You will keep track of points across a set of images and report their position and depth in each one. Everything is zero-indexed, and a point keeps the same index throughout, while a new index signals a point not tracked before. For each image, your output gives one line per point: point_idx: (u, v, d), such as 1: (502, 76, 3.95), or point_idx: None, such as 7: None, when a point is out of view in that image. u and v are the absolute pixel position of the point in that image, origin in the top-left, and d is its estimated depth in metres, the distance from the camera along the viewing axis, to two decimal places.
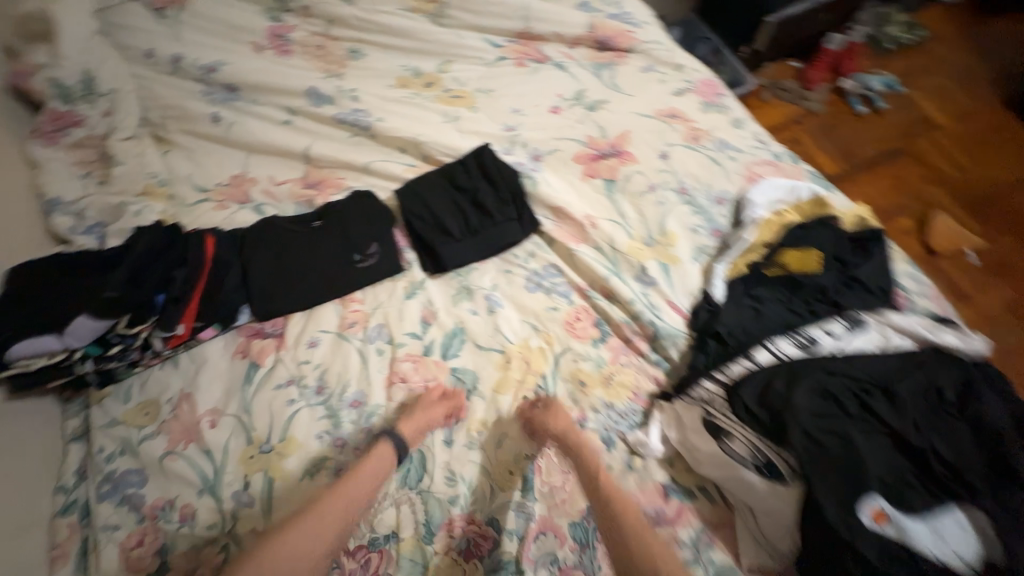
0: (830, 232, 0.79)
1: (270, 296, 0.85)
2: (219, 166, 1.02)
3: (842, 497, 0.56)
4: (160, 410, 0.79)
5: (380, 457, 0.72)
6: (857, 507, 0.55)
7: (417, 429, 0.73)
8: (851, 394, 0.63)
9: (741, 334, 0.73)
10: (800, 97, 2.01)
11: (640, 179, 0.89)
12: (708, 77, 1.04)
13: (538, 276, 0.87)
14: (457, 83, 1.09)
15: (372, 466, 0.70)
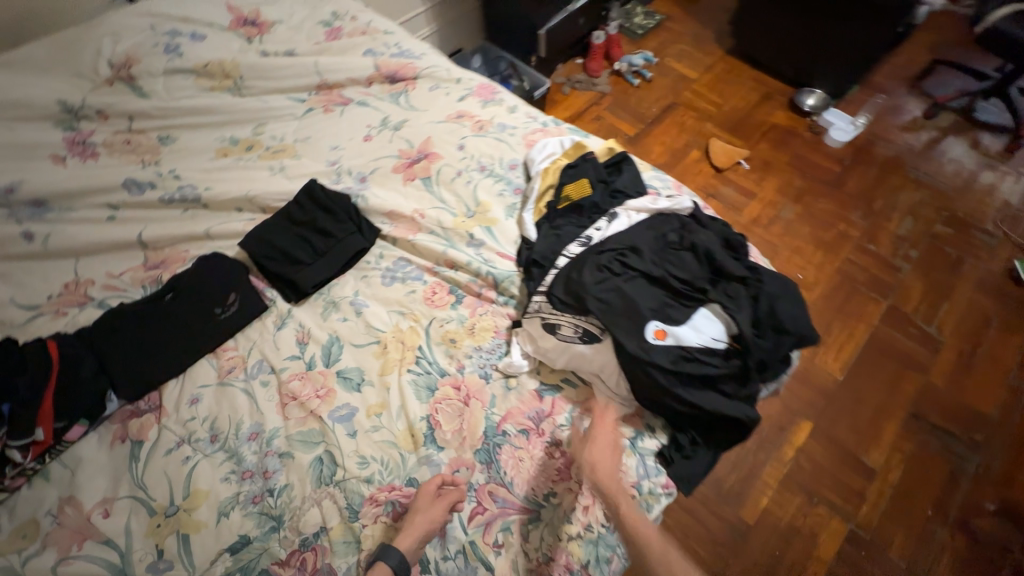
0: (591, 163, 1.04)
1: (135, 375, 0.86)
2: (47, 279, 1.00)
3: (631, 331, 0.78)
4: (40, 527, 0.75)
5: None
6: (639, 332, 0.78)
7: (416, 539, 0.71)
8: (618, 262, 0.84)
9: (549, 253, 0.92)
10: (591, 84, 2.45)
11: (449, 169, 1.08)
12: (483, 81, 1.28)
13: (392, 272, 1.00)
14: (274, 139, 1.20)
15: None
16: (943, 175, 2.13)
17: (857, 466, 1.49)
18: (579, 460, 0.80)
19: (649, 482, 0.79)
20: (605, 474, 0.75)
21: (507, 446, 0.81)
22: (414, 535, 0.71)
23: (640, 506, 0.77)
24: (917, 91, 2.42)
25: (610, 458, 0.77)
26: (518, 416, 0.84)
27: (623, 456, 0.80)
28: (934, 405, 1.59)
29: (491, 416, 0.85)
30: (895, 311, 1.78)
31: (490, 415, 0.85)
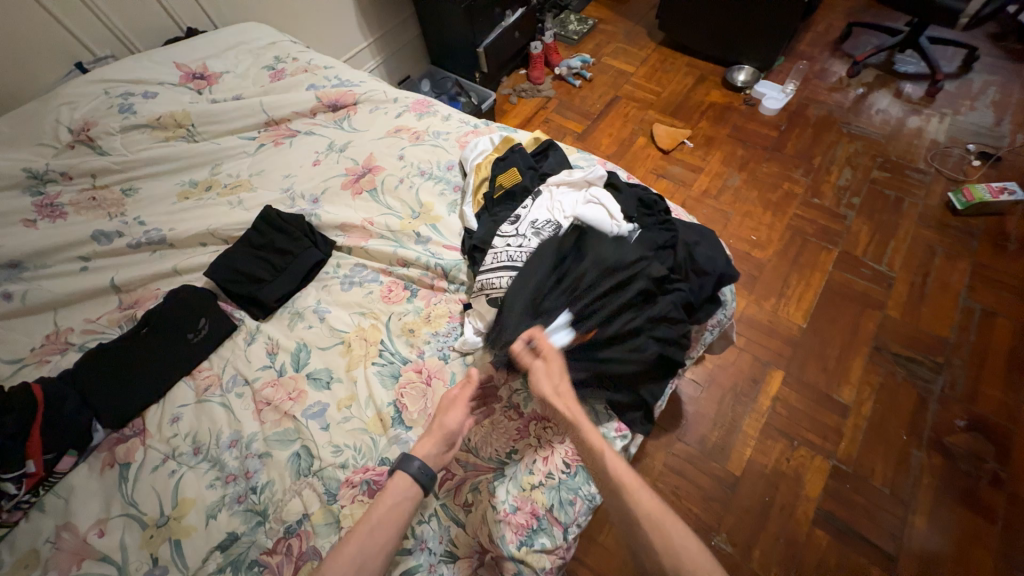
0: (519, 153, 1.13)
1: (118, 403, 0.92)
2: (27, 332, 1.06)
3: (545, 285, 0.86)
4: (40, 555, 0.80)
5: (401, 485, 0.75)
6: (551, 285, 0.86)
7: (438, 442, 0.80)
8: (534, 230, 0.93)
9: (487, 236, 1.01)
10: (536, 91, 2.59)
11: (392, 178, 1.17)
12: (418, 98, 1.39)
13: (350, 278, 1.08)
14: (230, 177, 1.29)
15: (394, 492, 0.74)
16: (874, 126, 2.26)
17: (830, 403, 1.55)
18: (537, 417, 0.87)
19: None
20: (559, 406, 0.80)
21: None
22: (434, 441, 0.80)
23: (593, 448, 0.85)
24: (840, 54, 2.58)
25: (559, 381, 0.82)
26: None
27: None
28: (894, 336, 1.67)
29: None
30: (847, 256, 1.87)
31: None
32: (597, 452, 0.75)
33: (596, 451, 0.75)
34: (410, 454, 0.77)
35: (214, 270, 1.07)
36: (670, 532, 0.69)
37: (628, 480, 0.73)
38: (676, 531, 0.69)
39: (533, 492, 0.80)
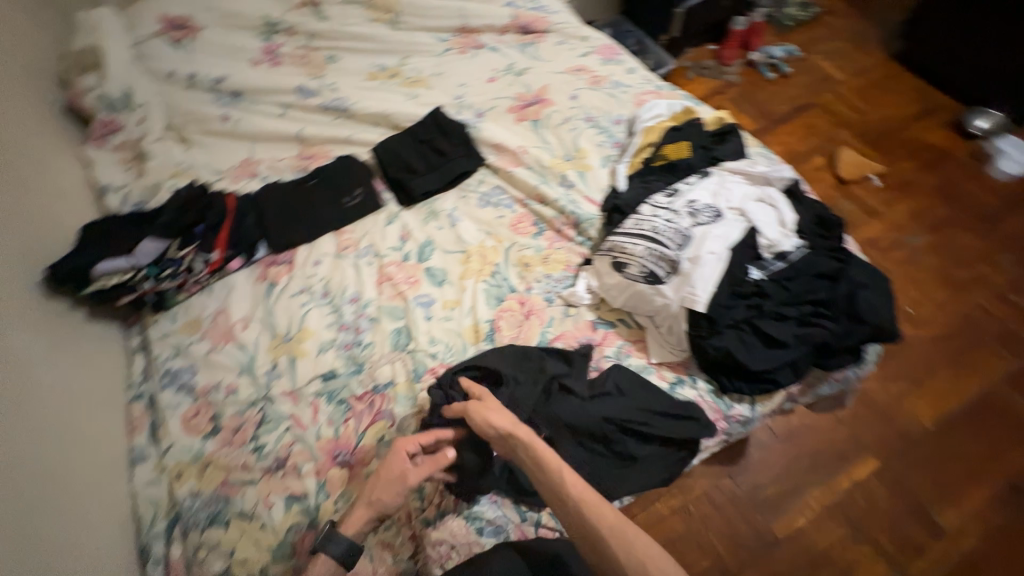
0: (695, 129, 1.06)
1: (280, 233, 1.09)
2: (231, 153, 1.28)
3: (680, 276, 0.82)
4: (202, 324, 1.00)
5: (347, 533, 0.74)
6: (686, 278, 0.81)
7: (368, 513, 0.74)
8: (689, 212, 0.86)
9: (633, 202, 0.98)
10: (718, 73, 2.31)
11: (558, 115, 1.17)
12: (607, 42, 1.33)
13: (487, 197, 1.13)
14: (414, 71, 1.37)
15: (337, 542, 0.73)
16: None
17: (930, 524, 1.31)
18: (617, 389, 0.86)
19: (680, 426, 0.83)
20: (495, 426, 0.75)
21: None
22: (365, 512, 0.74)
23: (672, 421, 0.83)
24: None
25: (492, 412, 0.77)
26: (570, 338, 0.93)
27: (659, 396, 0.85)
28: None
29: (546, 332, 0.94)
30: None
31: (546, 332, 0.94)
32: (545, 466, 0.72)
33: (547, 464, 0.72)
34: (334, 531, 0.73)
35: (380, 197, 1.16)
36: (632, 542, 0.65)
37: (581, 491, 0.69)
38: (639, 540, 0.65)
39: (592, 457, 0.82)
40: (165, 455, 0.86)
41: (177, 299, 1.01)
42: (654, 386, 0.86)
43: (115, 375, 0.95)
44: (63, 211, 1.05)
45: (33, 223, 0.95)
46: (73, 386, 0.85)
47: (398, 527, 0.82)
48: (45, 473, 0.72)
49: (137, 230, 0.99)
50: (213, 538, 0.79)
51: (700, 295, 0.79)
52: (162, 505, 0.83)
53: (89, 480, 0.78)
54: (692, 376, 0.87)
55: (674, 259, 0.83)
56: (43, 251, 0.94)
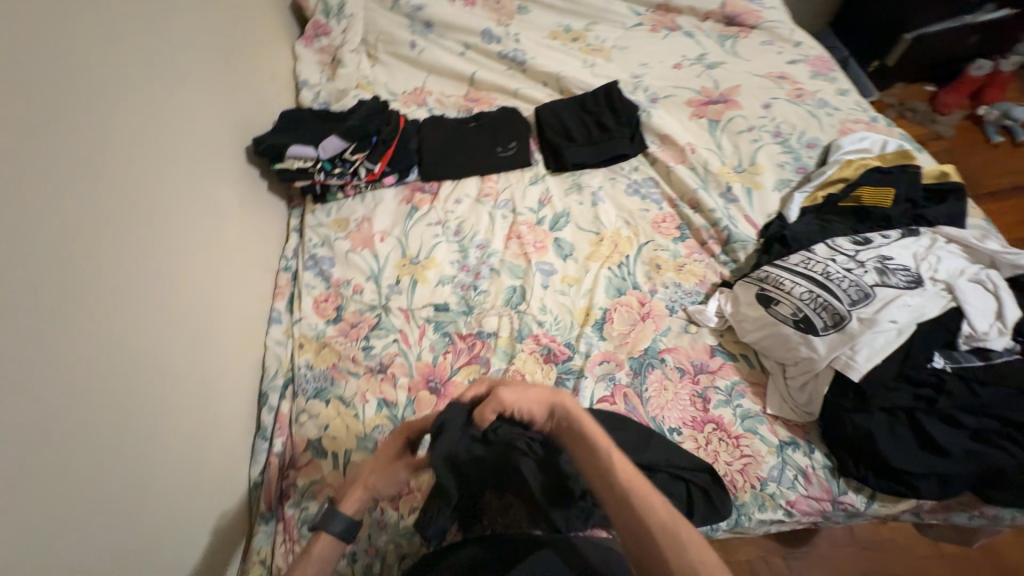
0: (909, 177, 0.89)
1: (433, 164, 1.15)
2: (408, 79, 1.36)
3: (839, 335, 0.72)
4: (348, 225, 1.10)
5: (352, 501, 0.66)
6: (847, 340, 0.71)
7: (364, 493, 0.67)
8: (876, 270, 0.74)
9: (805, 238, 0.87)
10: (928, 120, 1.89)
11: (742, 121, 1.06)
12: (823, 54, 1.17)
13: (637, 185, 1.08)
14: (598, 39, 1.33)
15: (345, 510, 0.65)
16: None
17: None
18: (718, 424, 0.80)
19: (777, 488, 0.75)
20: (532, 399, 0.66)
21: (659, 370, 0.87)
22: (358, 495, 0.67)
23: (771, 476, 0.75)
24: None
25: (527, 392, 0.67)
26: (682, 355, 0.88)
27: (763, 448, 0.77)
28: None
29: (658, 340, 0.90)
30: None
31: (657, 340, 0.90)
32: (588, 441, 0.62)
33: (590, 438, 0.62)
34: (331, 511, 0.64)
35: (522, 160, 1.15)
36: (683, 541, 0.53)
37: (629, 473, 0.58)
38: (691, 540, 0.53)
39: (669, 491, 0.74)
40: (295, 324, 0.98)
41: (335, 197, 1.12)
42: (761, 436, 0.78)
43: (273, 244, 1.08)
44: (268, 95, 1.19)
45: (247, 99, 1.10)
46: (244, 243, 0.98)
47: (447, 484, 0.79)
48: (212, 306, 0.86)
49: (322, 128, 1.09)
50: (315, 409, 0.88)
51: (860, 362, 0.70)
52: (284, 364, 0.95)
53: (241, 324, 0.92)
54: (809, 444, 0.77)
55: (840, 313, 0.73)
56: (248, 125, 1.08)
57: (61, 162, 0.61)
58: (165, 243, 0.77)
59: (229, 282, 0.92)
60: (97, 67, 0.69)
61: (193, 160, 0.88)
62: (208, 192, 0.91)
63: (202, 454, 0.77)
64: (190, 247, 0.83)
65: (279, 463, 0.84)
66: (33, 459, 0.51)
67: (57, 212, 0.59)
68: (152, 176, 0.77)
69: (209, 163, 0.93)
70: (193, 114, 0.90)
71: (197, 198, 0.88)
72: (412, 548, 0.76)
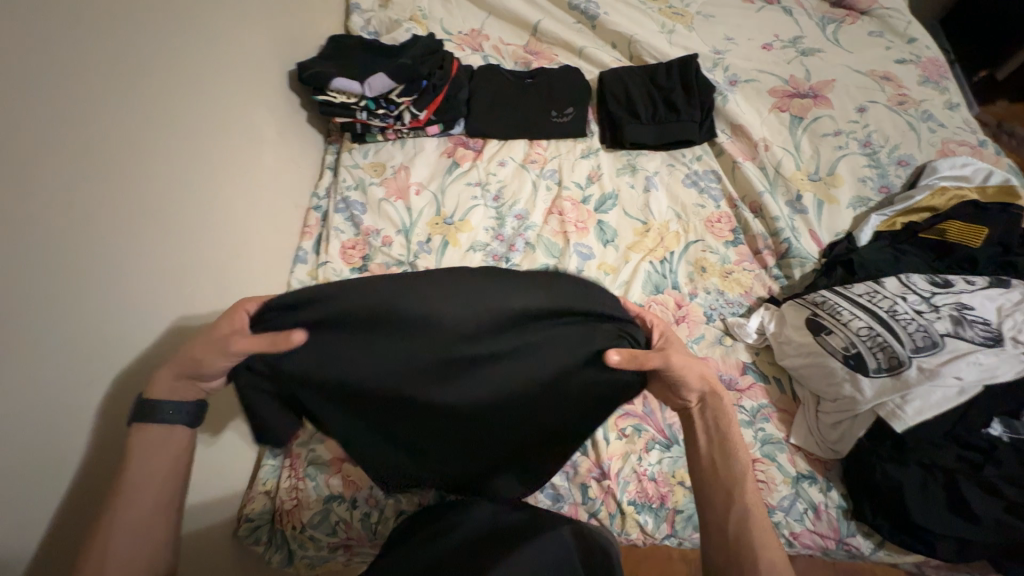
0: (1008, 217, 0.78)
1: (480, 119, 1.06)
2: (465, 18, 1.24)
3: (892, 383, 0.66)
4: (384, 171, 1.05)
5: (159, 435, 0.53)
6: (900, 388, 0.65)
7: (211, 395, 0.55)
8: (949, 318, 0.67)
9: (874, 267, 0.79)
10: None
11: (829, 123, 0.95)
12: (939, 56, 1.02)
13: (696, 177, 0.99)
14: (681, 2, 1.18)
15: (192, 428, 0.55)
16: None
17: None
18: None
19: (784, 517, 0.72)
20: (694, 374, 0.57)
21: None
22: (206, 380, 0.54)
23: (783, 505, 0.73)
24: None
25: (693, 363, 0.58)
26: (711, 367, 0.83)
27: (778, 477, 0.74)
28: None
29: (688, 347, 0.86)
30: None
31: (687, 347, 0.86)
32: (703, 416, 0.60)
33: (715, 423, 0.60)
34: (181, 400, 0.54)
35: (576, 129, 1.06)
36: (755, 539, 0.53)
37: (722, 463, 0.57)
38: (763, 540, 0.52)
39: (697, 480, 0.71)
40: (320, 267, 0.96)
41: (375, 138, 1.06)
42: (778, 464, 0.75)
43: (307, 181, 1.04)
44: (316, 16, 1.10)
45: (293, 19, 1.01)
46: (277, 176, 0.94)
47: None
48: (241, 237, 0.83)
49: (367, 60, 1.00)
50: None
51: (908, 414, 0.65)
52: None
53: (270, 260, 0.90)
54: (827, 482, 0.74)
55: (899, 358, 0.67)
56: (290, 48, 1.00)
57: (85, 68, 0.57)
58: (194, 166, 0.74)
59: (259, 215, 0.89)
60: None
61: (231, 80, 0.83)
62: (246, 116, 0.86)
63: None
64: (223, 172, 0.80)
65: None
66: (56, 376, 0.51)
67: (76, 121, 0.55)
68: (186, 93, 0.72)
69: (249, 85, 0.88)
70: (234, 29, 0.84)
71: (233, 122, 0.83)
72: (411, 506, 0.78)
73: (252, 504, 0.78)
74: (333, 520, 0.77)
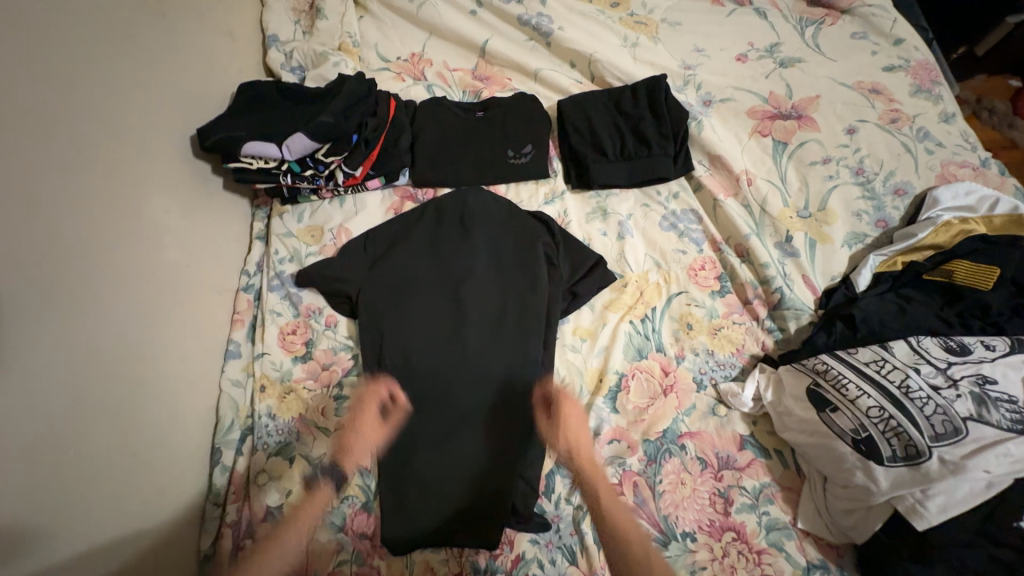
0: (1020, 254, 0.70)
1: (427, 167, 0.94)
2: (403, 41, 1.09)
3: (910, 474, 0.58)
4: (322, 237, 0.92)
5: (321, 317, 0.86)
6: (920, 482, 0.58)
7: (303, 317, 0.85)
8: (970, 394, 0.59)
9: (877, 323, 0.71)
10: (1005, 123, 1.54)
11: (816, 148, 0.85)
12: (930, 58, 0.91)
13: (674, 218, 0.88)
14: (644, 9, 1.05)
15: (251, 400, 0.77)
16: None
17: None
18: (739, 533, 0.70)
19: None
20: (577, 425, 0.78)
21: (677, 460, 0.75)
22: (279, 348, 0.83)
23: None
24: None
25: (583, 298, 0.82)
26: (706, 444, 0.75)
27: (787, 569, 0.67)
28: None
29: (679, 422, 0.77)
30: None
31: (678, 421, 0.77)
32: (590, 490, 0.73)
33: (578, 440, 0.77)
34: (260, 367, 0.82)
35: (537, 170, 0.94)
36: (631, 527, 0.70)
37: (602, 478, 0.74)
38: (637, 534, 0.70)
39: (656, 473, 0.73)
40: (256, 360, 0.83)
41: (308, 198, 0.93)
42: (786, 554, 0.68)
43: (234, 257, 0.91)
44: (225, 60, 0.95)
45: (192, 72, 0.86)
46: (192, 263, 0.81)
47: (448, 557, 0.71)
48: (148, 352, 0.70)
49: (286, 114, 0.85)
50: (278, 469, 0.76)
51: (930, 511, 0.57)
52: (241, 412, 0.80)
53: (191, 366, 0.77)
54: (842, 571, 0.66)
55: (918, 447, 0.58)
56: (192, 106, 0.85)
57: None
58: (60, 288, 0.59)
59: (173, 317, 0.76)
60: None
61: (106, 164, 0.68)
62: (138, 206, 0.72)
63: (142, 537, 0.66)
64: (111, 283, 0.66)
65: (234, 534, 0.73)
66: None
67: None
68: (31, 200, 0.57)
69: (137, 165, 0.73)
70: (105, 104, 0.69)
71: (116, 217, 0.68)
72: None
73: None
74: None
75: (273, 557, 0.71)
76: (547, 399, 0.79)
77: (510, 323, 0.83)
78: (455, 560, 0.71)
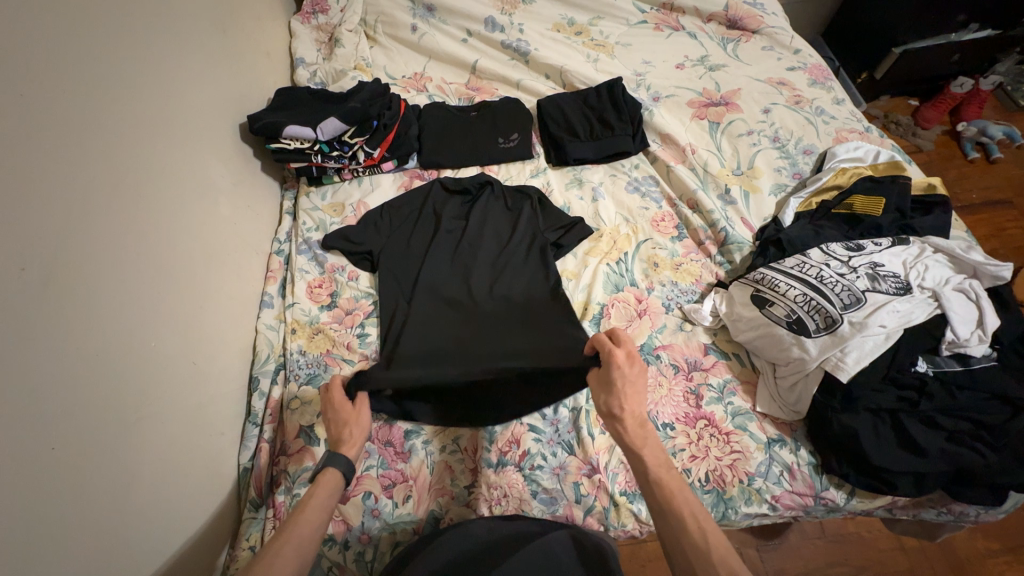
0: (899, 187, 0.90)
1: (431, 152, 1.13)
2: (407, 63, 1.32)
3: (831, 338, 0.75)
4: (343, 211, 1.08)
5: (355, 270, 1.01)
6: (837, 341, 0.74)
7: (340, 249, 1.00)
8: (863, 274, 0.79)
9: (800, 242, 0.89)
10: (910, 133, 1.80)
11: (742, 125, 1.08)
12: (821, 63, 1.19)
13: (637, 183, 1.08)
14: (601, 35, 1.31)
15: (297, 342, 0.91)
16: None
17: None
18: (709, 420, 0.81)
19: (764, 483, 0.76)
20: (639, 430, 0.65)
21: (655, 367, 0.87)
22: (322, 288, 0.98)
23: (762, 468, 0.77)
24: None
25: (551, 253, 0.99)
26: (677, 353, 0.89)
27: (752, 445, 0.79)
28: None
29: (653, 337, 0.90)
30: None
31: (653, 337, 0.90)
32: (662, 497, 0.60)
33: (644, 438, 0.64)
34: (303, 300, 0.96)
35: (522, 153, 1.14)
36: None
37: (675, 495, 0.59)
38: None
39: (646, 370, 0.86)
40: (287, 309, 0.95)
41: (331, 179, 1.10)
42: (750, 433, 0.80)
43: (266, 227, 1.05)
44: (263, 72, 1.15)
45: (241, 76, 1.05)
46: (238, 223, 0.95)
47: (463, 456, 0.81)
48: (204, 285, 0.82)
49: (320, 111, 1.05)
50: (308, 395, 0.85)
51: (849, 364, 0.73)
52: (276, 349, 0.92)
53: (234, 307, 0.89)
54: (796, 442, 0.79)
55: (832, 316, 0.76)
56: (240, 102, 1.03)
57: (36, 123, 0.56)
58: (152, 214, 0.73)
59: (224, 262, 0.89)
60: (74, 19, 0.64)
61: (185, 129, 0.84)
62: (202, 167, 0.88)
63: (194, 437, 0.74)
64: (183, 221, 0.80)
65: (269, 450, 0.82)
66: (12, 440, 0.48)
67: (30, 176, 0.55)
68: (139, 145, 0.73)
69: (202, 137, 0.89)
70: (186, 87, 0.86)
71: (189, 172, 0.83)
72: (406, 536, 0.75)
73: (236, 562, 0.73)
74: (326, 566, 0.74)
75: (306, 468, 0.78)
76: (545, 318, 0.90)
77: (524, 261, 0.98)
78: (470, 460, 0.80)
